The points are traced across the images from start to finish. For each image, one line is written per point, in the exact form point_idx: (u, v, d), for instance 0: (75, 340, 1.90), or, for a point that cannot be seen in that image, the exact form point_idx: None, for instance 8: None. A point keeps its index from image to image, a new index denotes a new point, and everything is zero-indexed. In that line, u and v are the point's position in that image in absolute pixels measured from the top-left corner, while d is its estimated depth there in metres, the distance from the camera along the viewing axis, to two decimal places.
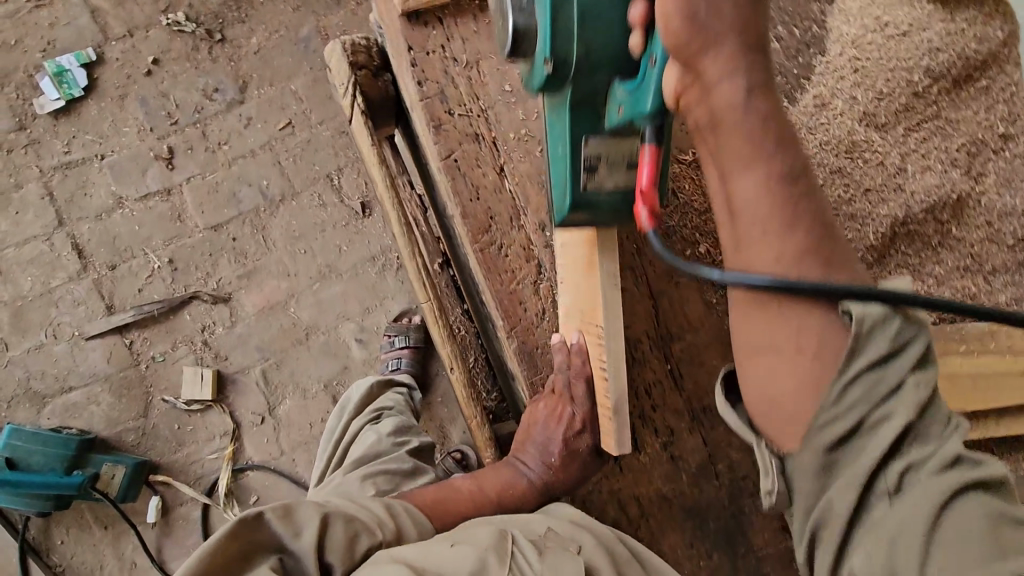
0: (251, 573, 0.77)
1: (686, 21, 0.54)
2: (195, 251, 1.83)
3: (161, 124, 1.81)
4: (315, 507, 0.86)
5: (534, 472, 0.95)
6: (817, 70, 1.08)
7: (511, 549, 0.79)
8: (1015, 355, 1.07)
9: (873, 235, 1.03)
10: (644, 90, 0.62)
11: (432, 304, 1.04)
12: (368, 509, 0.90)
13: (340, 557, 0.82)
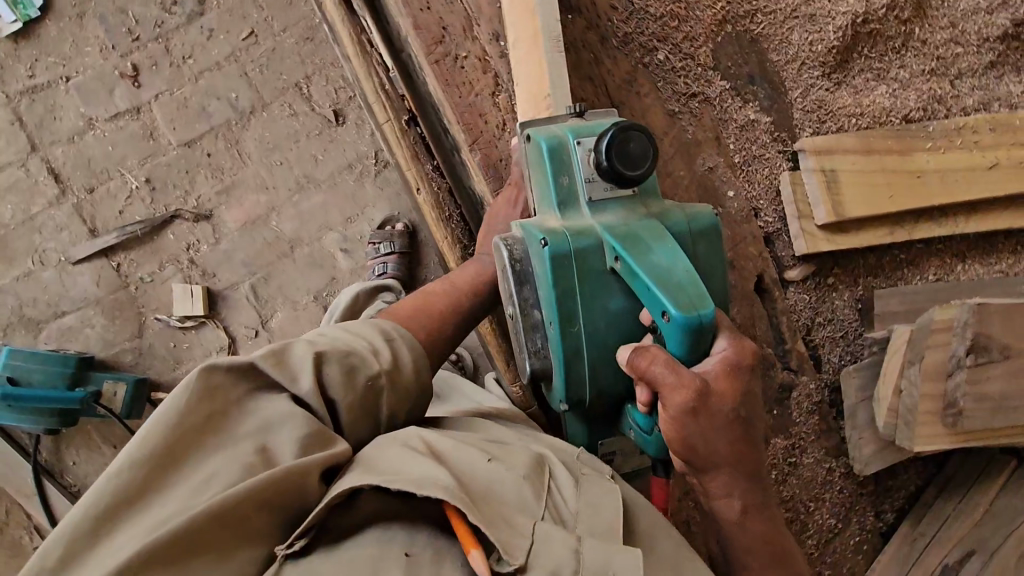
0: (259, 412, 0.80)
1: (679, 436, 0.76)
2: (171, 170, 1.82)
3: (122, 40, 1.78)
4: (306, 347, 0.88)
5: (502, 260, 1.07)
6: None
7: (548, 482, 0.79)
8: (982, 151, 1.07)
9: (835, 34, 1.02)
10: (651, 435, 0.85)
11: (391, 124, 1.16)
12: (362, 338, 0.92)
13: (342, 393, 0.86)
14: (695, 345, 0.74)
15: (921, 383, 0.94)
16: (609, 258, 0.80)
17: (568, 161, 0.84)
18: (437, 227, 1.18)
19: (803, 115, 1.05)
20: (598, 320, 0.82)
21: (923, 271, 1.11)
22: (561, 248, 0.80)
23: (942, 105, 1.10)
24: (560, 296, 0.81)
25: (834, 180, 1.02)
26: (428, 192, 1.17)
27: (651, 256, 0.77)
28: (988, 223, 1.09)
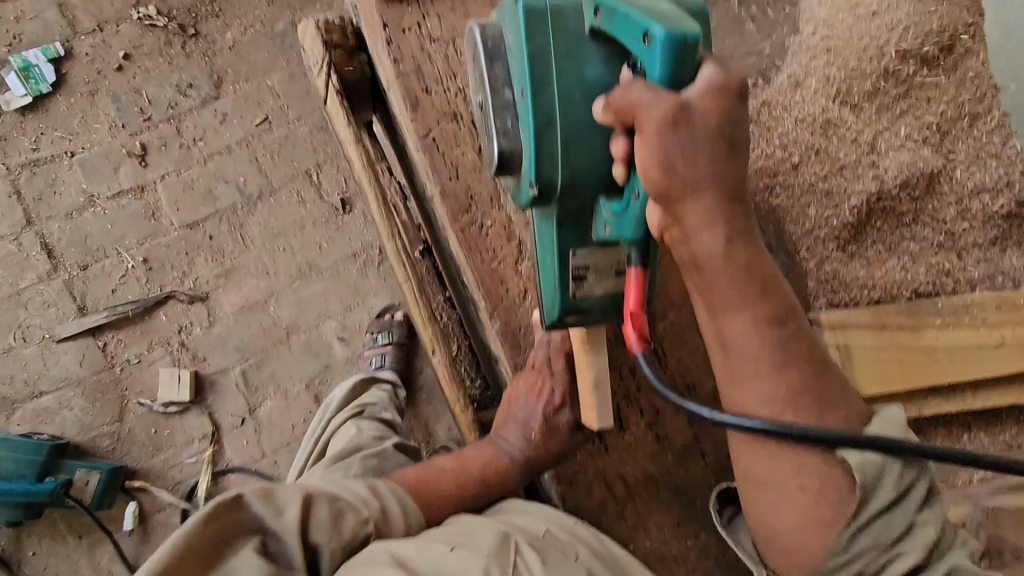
0: (233, 557, 0.71)
1: (661, 161, 0.57)
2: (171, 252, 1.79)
3: (133, 120, 1.76)
4: (298, 485, 0.80)
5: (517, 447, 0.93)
6: (789, 52, 1.08)
7: (514, 558, 0.74)
8: (989, 329, 1.09)
9: (851, 211, 1.04)
10: (627, 212, 0.66)
11: (410, 283, 1.05)
12: (354, 487, 0.84)
13: (327, 538, 0.77)
14: (681, 73, 0.58)
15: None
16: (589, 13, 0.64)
17: None
18: (449, 387, 1.06)
19: (817, 285, 1.05)
20: (574, 89, 0.65)
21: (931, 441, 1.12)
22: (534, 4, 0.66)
23: (950, 280, 1.12)
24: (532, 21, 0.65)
25: (847, 356, 1.02)
26: (444, 353, 1.06)
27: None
28: (995, 398, 1.10)
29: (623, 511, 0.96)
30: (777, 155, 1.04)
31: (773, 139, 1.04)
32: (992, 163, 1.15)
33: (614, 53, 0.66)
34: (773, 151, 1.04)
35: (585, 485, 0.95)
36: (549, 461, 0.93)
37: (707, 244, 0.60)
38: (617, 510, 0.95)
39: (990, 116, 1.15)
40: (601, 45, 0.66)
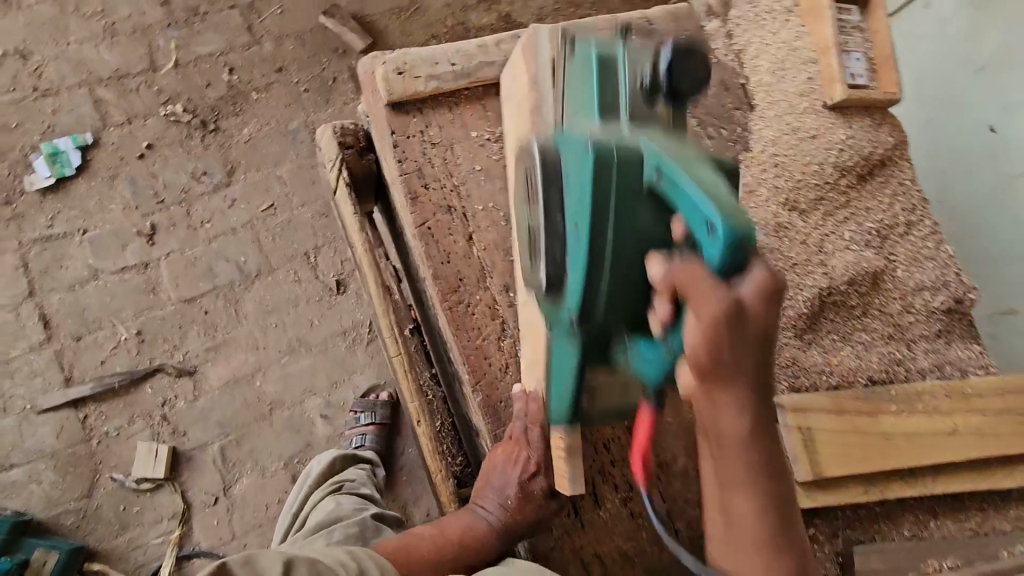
0: None
1: (704, 350, 0.57)
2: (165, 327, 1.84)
3: (147, 202, 1.88)
4: (279, 554, 0.84)
5: (493, 514, 0.93)
6: (743, 163, 1.21)
7: None
8: (942, 416, 1.17)
9: (804, 304, 1.15)
10: (658, 359, 0.67)
11: (401, 355, 1.09)
12: (332, 552, 0.87)
13: None
14: (730, 268, 0.56)
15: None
16: (650, 173, 0.63)
17: (614, 66, 0.74)
18: (431, 458, 1.09)
19: (780, 369, 1.15)
20: (631, 224, 0.65)
21: (899, 525, 1.16)
22: (604, 149, 0.65)
23: (901, 368, 1.22)
24: (595, 188, 0.64)
25: (810, 438, 1.07)
26: (428, 423, 1.10)
27: (692, 158, 0.63)
28: (954, 484, 1.15)
29: None
30: None
31: None
32: (928, 265, 1.29)
33: (664, 205, 0.66)
34: None
35: (560, 562, 0.96)
36: (525, 527, 0.93)
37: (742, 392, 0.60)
38: None
39: (923, 223, 1.30)
40: (656, 199, 0.65)
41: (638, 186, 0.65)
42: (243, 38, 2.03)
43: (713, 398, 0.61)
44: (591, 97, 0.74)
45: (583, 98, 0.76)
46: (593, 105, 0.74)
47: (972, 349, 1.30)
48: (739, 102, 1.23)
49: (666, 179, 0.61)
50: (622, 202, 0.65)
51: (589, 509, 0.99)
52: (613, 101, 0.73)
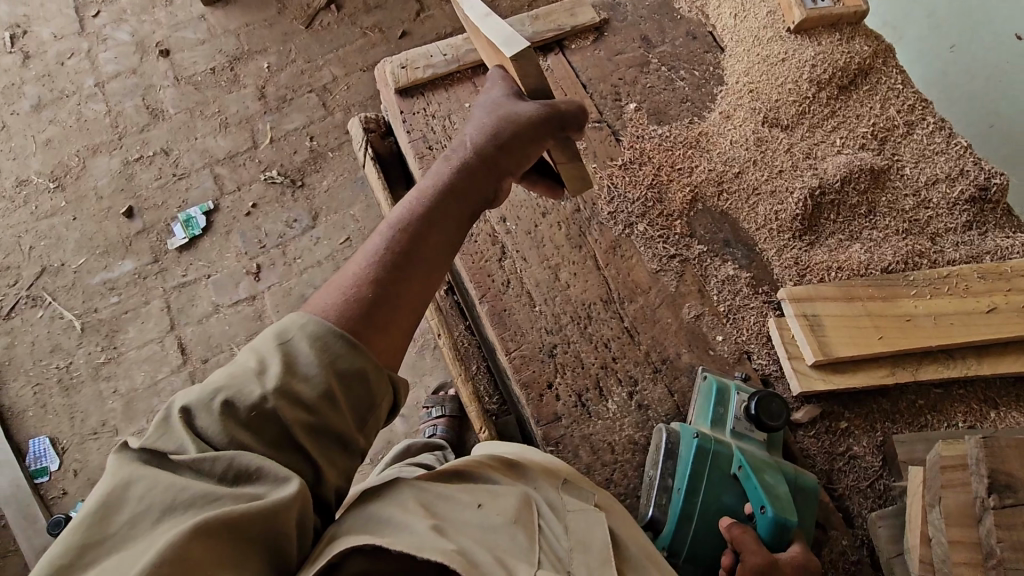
0: (156, 494, 0.56)
1: None
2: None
3: (253, 248, 2.32)
4: (190, 398, 0.64)
5: (468, 187, 0.86)
6: (718, 96, 1.33)
7: (536, 523, 0.66)
8: (975, 296, 1.12)
9: (794, 205, 1.20)
10: None
11: None
12: (241, 367, 0.66)
13: (247, 435, 0.62)
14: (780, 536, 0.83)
15: (947, 529, 0.84)
16: (734, 465, 0.90)
17: (727, 399, 0.99)
18: (453, 363, 1.27)
19: (782, 270, 1.18)
20: (712, 498, 0.89)
21: (950, 417, 1.07)
22: (706, 445, 0.91)
23: (925, 260, 1.18)
24: (694, 467, 0.90)
25: (817, 323, 1.09)
26: (447, 336, 1.30)
27: (772, 473, 0.88)
28: (1003, 366, 1.08)
29: (611, 475, 1.00)
30: (720, 169, 1.25)
31: (715, 158, 1.26)
32: (940, 159, 1.26)
33: (744, 496, 0.89)
34: (716, 166, 1.26)
35: (571, 447, 1.02)
36: (512, 163, 0.89)
37: None
38: (604, 472, 1.00)
39: (925, 122, 1.29)
40: (737, 486, 0.89)
41: (727, 473, 0.90)
42: (321, 112, 2.51)
43: None
44: (705, 411, 0.99)
45: (701, 409, 1.00)
46: (707, 420, 0.99)
47: (1015, 237, 1.22)
48: (707, 47, 1.39)
49: (744, 475, 0.88)
50: (715, 482, 0.90)
51: (595, 399, 1.05)
52: (723, 416, 0.98)
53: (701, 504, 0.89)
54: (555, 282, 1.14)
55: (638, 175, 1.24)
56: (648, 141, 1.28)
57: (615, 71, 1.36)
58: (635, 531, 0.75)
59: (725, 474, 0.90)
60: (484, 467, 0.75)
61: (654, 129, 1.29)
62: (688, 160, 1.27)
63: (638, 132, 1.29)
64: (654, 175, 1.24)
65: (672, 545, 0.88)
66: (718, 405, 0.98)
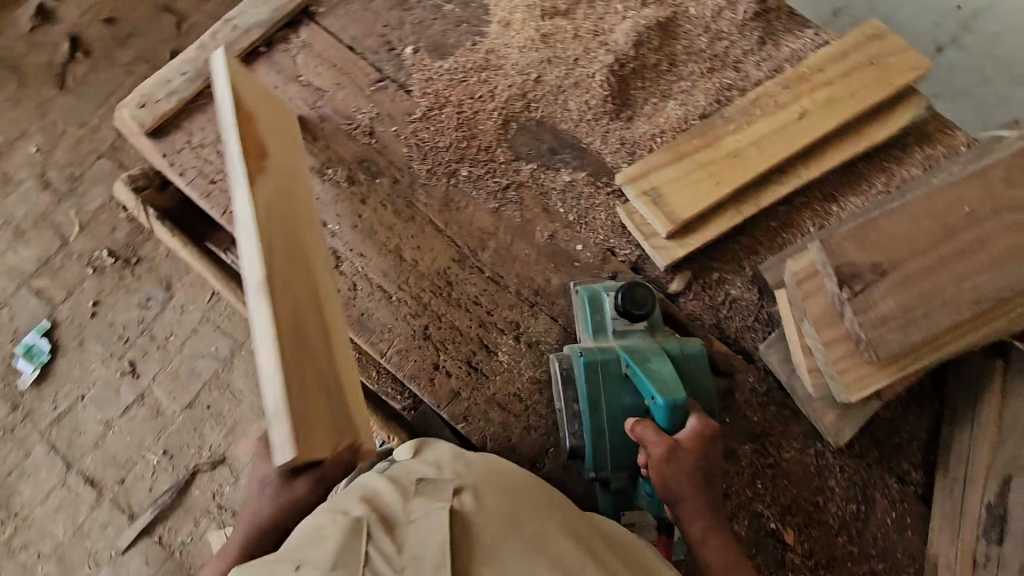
0: None
1: (661, 484, 0.81)
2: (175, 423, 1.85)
3: (117, 346, 2.07)
4: None
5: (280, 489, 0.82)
6: (490, 4, 1.24)
7: (366, 555, 0.61)
8: (786, 108, 1.15)
9: (600, 89, 1.17)
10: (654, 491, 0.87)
11: None
12: None
13: None
14: (677, 416, 0.84)
15: (820, 332, 0.91)
16: (624, 365, 0.90)
17: (600, 303, 0.98)
18: None
19: (613, 156, 1.16)
20: (617, 405, 0.90)
21: (802, 227, 1.13)
22: (592, 359, 0.91)
23: (735, 90, 1.20)
24: (591, 385, 0.90)
25: (658, 195, 1.09)
26: None
27: (654, 359, 0.88)
28: (829, 162, 1.13)
29: (527, 421, 1.00)
30: (519, 79, 1.19)
31: (510, 70, 1.20)
32: None
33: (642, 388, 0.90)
34: (514, 78, 1.19)
35: (480, 414, 1.00)
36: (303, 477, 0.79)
37: None
38: (519, 422, 1.00)
39: None
40: (632, 383, 0.90)
41: (622, 376, 0.90)
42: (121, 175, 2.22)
43: None
44: (586, 324, 0.98)
45: (581, 324, 0.99)
46: (589, 332, 0.98)
47: (805, 35, 1.25)
48: None
49: (633, 373, 0.88)
50: (613, 388, 0.90)
51: (485, 358, 1.03)
52: (602, 323, 0.97)
53: (608, 416, 0.90)
54: (402, 264, 1.07)
55: (441, 118, 1.16)
56: (438, 79, 1.19)
57: (378, 18, 1.23)
58: (513, 491, 0.71)
59: (621, 376, 0.90)
60: (320, 513, 0.68)
61: (440, 64, 1.20)
62: (485, 83, 1.19)
63: (425, 76, 1.19)
64: (457, 112, 1.16)
65: (598, 465, 0.89)
66: (592, 312, 0.97)
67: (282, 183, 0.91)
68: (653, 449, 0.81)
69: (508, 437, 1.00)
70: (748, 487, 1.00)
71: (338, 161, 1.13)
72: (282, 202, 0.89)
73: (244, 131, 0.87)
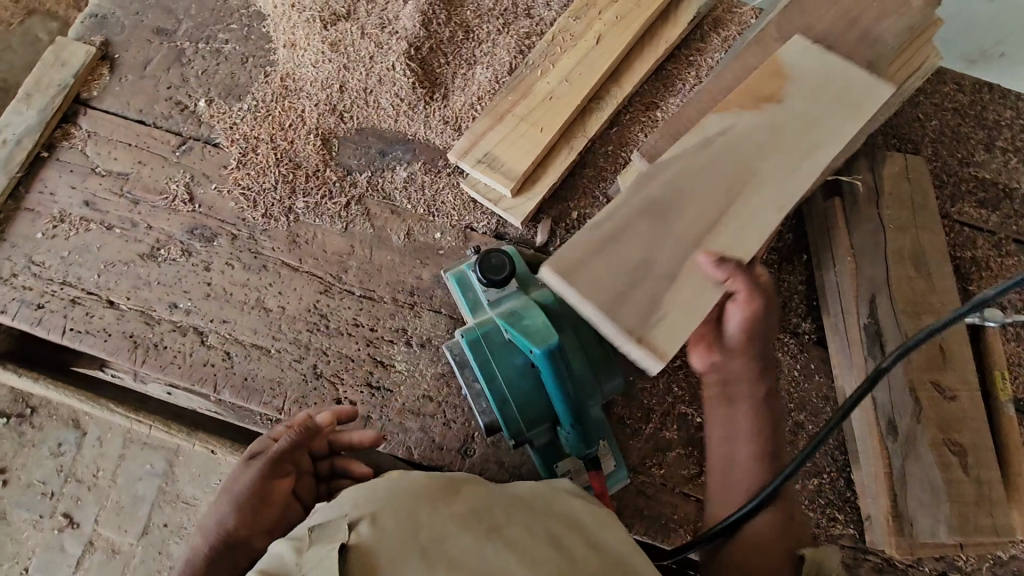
0: None
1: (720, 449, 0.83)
2: (134, 553, 1.65)
3: (43, 504, 1.67)
4: None
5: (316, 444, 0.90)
6: (271, 33, 1.20)
7: None
8: (582, 37, 1.18)
9: (405, 78, 1.16)
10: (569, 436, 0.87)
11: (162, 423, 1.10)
12: None
13: None
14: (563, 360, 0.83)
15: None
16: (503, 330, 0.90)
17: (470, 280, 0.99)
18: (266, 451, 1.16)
19: (441, 138, 1.16)
20: (509, 370, 0.89)
21: (635, 142, 1.16)
22: (474, 334, 0.92)
23: (535, 36, 1.22)
24: (479, 360, 0.90)
25: (492, 159, 1.09)
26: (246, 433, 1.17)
27: (525, 313, 0.88)
28: (638, 74, 1.17)
29: (445, 416, 1.00)
30: (325, 94, 1.16)
31: (312, 88, 1.17)
32: None
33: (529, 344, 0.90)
34: (319, 95, 1.16)
35: (396, 430, 0.99)
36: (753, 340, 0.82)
37: (993, 531, 0.87)
38: (438, 420, 1.00)
39: None
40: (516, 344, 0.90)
41: (505, 341, 0.91)
42: None
43: (906, 513, 0.91)
44: (463, 305, 0.98)
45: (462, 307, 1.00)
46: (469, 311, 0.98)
47: None
48: None
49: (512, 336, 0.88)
50: (501, 355, 0.90)
51: (384, 374, 1.02)
52: (476, 299, 0.97)
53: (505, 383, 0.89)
54: (269, 315, 1.04)
55: (259, 158, 1.12)
56: (242, 122, 1.14)
57: (158, 83, 1.16)
58: (418, 496, 0.68)
59: (505, 342, 0.91)
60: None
61: (239, 107, 1.15)
62: (292, 109, 1.15)
63: (228, 123, 1.14)
64: (273, 147, 1.12)
65: (514, 434, 0.89)
66: (464, 290, 0.98)
67: (768, 134, 0.78)
68: (751, 301, 0.76)
69: (432, 438, 0.99)
70: (666, 394, 1.04)
71: (168, 239, 1.07)
72: (806, 116, 0.79)
73: (780, 71, 0.83)
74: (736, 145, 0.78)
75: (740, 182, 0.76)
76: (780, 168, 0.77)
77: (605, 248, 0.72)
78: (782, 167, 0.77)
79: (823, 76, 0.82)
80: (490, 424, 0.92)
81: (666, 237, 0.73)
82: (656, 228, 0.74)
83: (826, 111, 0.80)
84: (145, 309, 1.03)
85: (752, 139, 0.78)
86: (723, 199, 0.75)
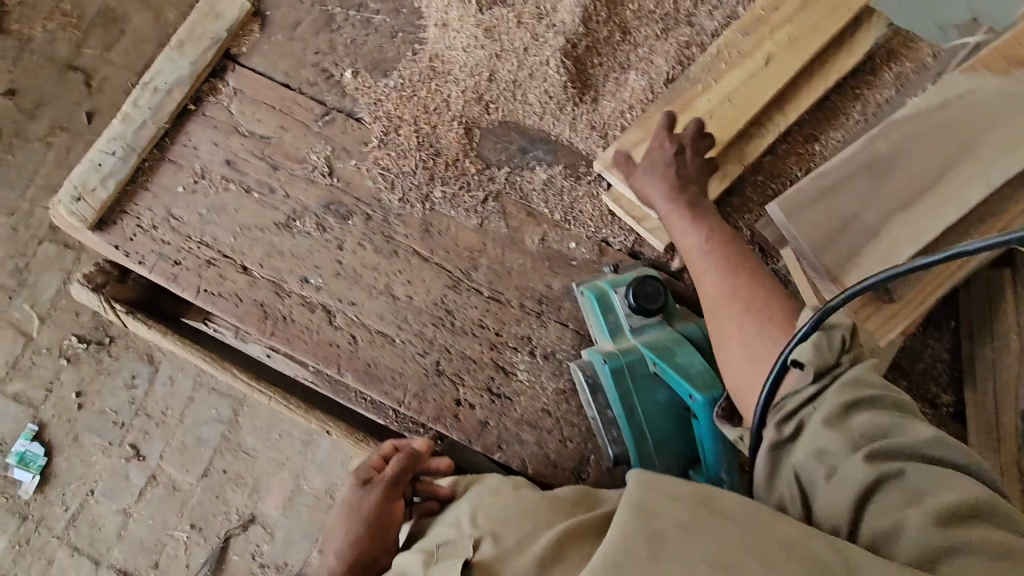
0: None
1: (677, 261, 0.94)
2: (194, 493, 1.68)
3: (114, 432, 1.71)
4: None
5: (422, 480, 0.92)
6: (422, 8, 1.16)
7: None
8: (749, 56, 1.11)
9: (558, 76, 1.11)
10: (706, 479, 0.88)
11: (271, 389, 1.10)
12: None
13: None
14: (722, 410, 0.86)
15: (821, 257, 0.86)
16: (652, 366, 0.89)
17: (608, 301, 0.95)
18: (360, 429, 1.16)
19: (585, 143, 1.11)
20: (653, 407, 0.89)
21: (790, 175, 1.10)
22: (619, 364, 0.90)
23: (695, 47, 1.15)
24: (622, 391, 0.89)
25: None
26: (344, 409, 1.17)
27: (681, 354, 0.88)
28: (804, 102, 1.10)
29: (561, 433, 0.98)
30: (473, 81, 1.12)
31: (460, 73, 1.13)
32: None
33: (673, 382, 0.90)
34: (466, 82, 1.12)
35: (511, 439, 0.97)
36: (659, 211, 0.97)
37: None
38: (554, 435, 0.98)
39: None
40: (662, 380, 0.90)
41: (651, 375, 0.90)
42: None
43: None
44: (600, 327, 0.95)
45: (594, 326, 0.97)
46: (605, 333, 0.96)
47: None
48: None
49: (662, 370, 0.88)
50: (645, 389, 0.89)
51: (505, 382, 0.99)
52: (617, 323, 0.94)
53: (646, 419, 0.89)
54: (396, 303, 1.02)
55: (401, 140, 1.09)
56: (386, 99, 1.11)
57: (306, 47, 1.14)
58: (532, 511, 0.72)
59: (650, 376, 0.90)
60: None
61: (385, 83, 1.12)
62: (437, 92, 1.12)
63: (372, 98, 1.11)
64: (416, 130, 1.09)
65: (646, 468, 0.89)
66: (603, 309, 0.94)
67: (939, 138, 0.88)
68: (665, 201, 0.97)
69: (546, 453, 0.97)
70: None
71: (304, 211, 1.05)
72: None
73: None
74: (911, 139, 0.89)
75: (886, 191, 0.88)
76: (981, 160, 0.87)
77: (842, 183, 0.88)
78: (935, 199, 0.86)
79: (999, 90, 0.88)
80: (618, 453, 0.91)
81: (890, 183, 0.88)
82: (874, 183, 0.88)
83: (1002, 124, 0.87)
84: (276, 279, 1.02)
85: (991, 101, 0.88)
86: (907, 195, 0.87)
